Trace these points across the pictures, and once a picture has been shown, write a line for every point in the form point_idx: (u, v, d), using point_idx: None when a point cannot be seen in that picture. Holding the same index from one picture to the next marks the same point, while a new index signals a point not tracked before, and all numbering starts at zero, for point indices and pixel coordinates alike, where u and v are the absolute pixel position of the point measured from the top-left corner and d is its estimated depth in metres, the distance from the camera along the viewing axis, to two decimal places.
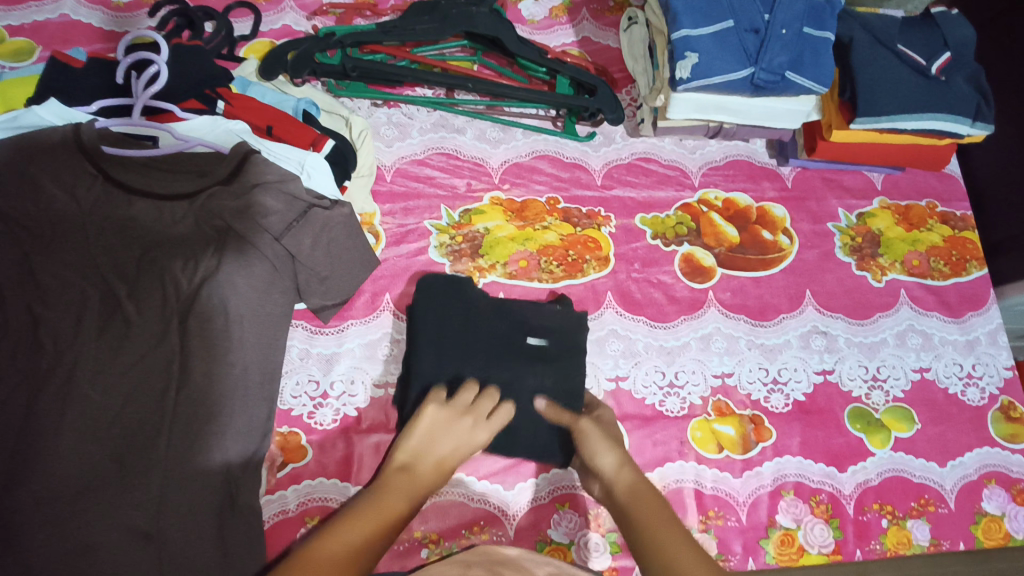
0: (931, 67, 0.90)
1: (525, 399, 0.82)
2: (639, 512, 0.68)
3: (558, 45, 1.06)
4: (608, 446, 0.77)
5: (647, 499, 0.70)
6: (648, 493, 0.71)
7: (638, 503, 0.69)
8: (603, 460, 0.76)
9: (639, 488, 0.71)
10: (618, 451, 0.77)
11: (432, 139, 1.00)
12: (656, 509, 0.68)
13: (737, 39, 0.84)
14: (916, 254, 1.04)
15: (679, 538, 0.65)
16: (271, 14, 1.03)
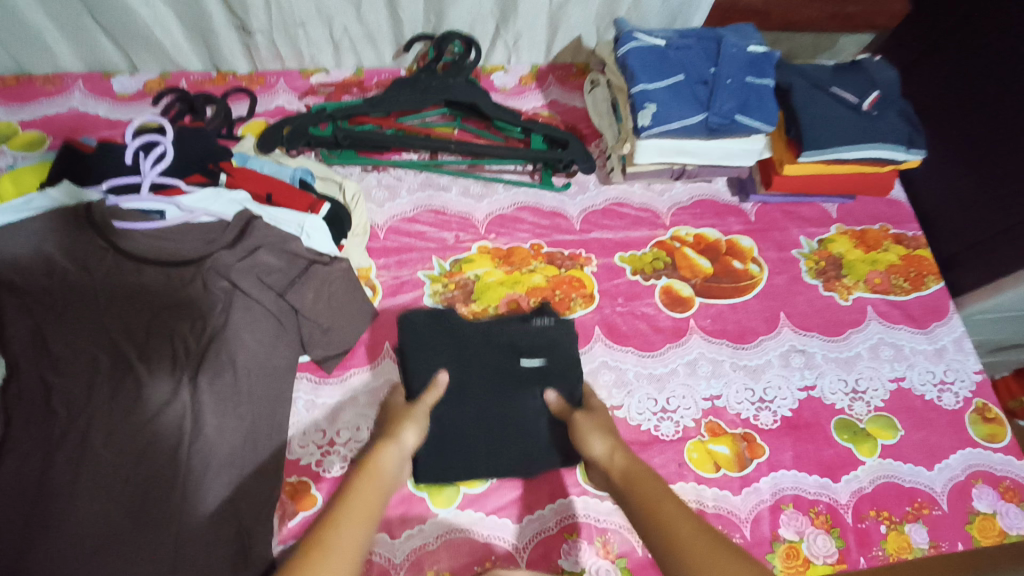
0: (863, 103, 1.01)
1: (528, 400, 0.87)
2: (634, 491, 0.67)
3: (530, 108, 1.17)
4: (599, 434, 0.78)
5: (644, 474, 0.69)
6: (643, 472, 0.70)
7: (633, 488, 0.68)
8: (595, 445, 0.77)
9: (633, 467, 0.71)
10: (610, 438, 0.77)
11: (420, 197, 1.07)
12: (650, 483, 0.67)
13: (689, 90, 0.94)
14: (876, 272, 1.12)
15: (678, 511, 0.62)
16: (265, 97, 1.11)
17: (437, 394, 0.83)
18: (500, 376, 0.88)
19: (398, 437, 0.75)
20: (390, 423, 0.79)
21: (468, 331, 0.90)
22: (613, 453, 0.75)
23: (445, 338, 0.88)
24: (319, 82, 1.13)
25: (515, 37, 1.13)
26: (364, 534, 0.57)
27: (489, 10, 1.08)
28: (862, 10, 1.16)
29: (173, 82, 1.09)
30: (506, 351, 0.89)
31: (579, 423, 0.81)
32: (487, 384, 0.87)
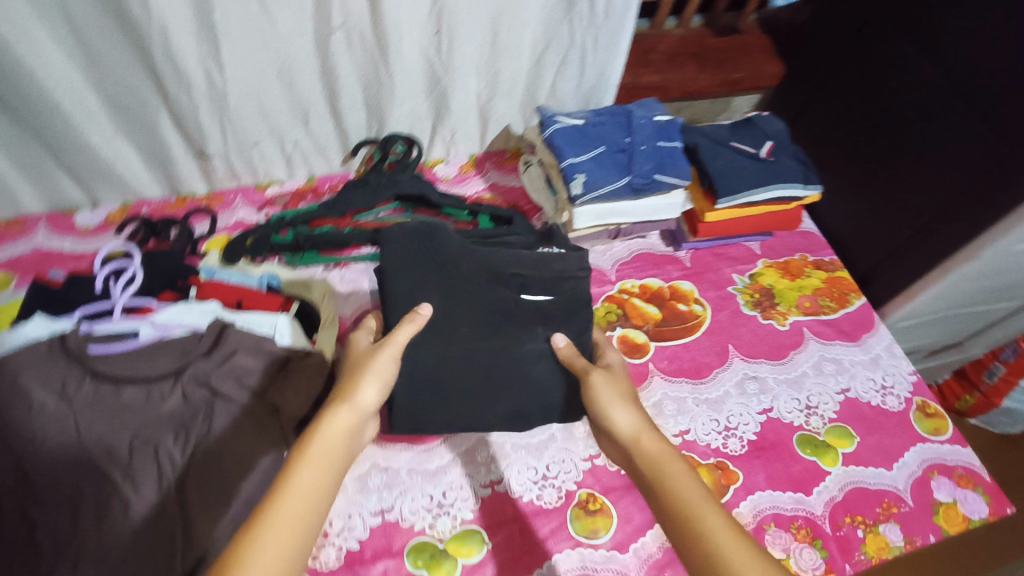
0: (760, 153, 1.16)
1: (532, 342, 0.95)
2: (668, 484, 0.71)
3: (473, 193, 1.27)
4: (627, 410, 0.81)
5: (678, 468, 0.72)
6: (674, 464, 0.73)
7: (665, 481, 0.71)
8: (619, 421, 0.80)
9: (662, 457, 0.74)
10: (639, 417, 0.80)
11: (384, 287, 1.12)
12: (685, 482, 0.70)
13: (611, 158, 1.06)
14: (805, 297, 1.24)
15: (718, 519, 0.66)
16: (225, 214, 1.17)
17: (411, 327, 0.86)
18: (501, 313, 0.94)
19: (356, 398, 0.77)
20: (357, 365, 0.83)
21: (468, 265, 0.95)
22: (638, 433, 0.78)
23: (447, 274, 0.93)
24: (274, 193, 1.21)
25: (452, 132, 1.25)
26: (309, 511, 0.65)
27: (426, 112, 1.20)
28: (745, 76, 1.35)
29: (135, 210, 1.15)
30: (510, 285, 0.96)
31: (599, 387, 0.85)
32: (491, 321, 0.94)
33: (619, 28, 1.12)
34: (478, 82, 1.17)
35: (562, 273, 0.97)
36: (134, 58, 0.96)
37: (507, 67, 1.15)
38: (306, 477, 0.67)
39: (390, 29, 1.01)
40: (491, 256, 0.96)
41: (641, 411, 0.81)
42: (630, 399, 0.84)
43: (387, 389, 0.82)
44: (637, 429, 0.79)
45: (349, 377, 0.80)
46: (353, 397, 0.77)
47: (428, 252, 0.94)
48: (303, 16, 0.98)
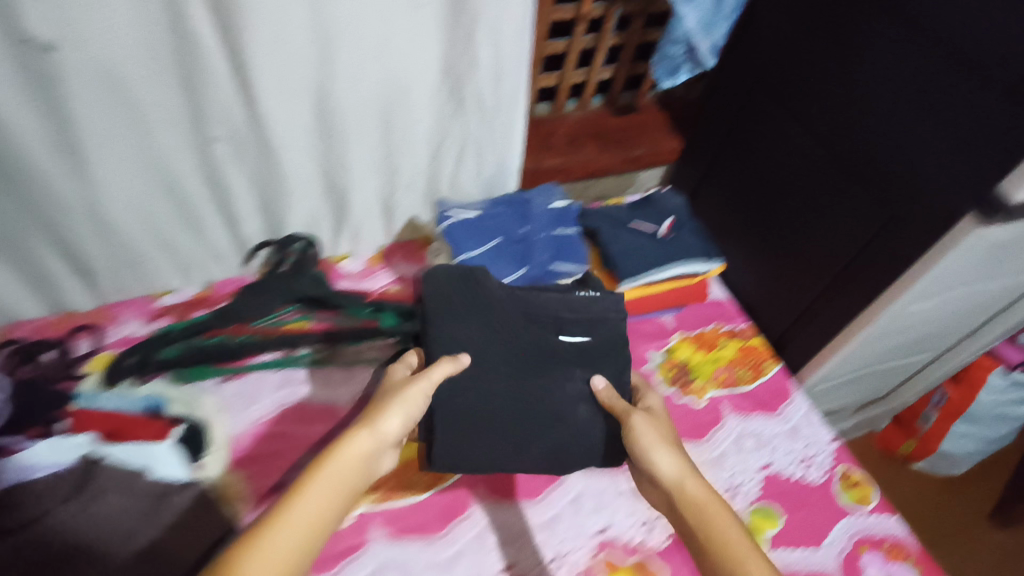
0: (659, 231, 1.17)
1: (569, 384, 0.95)
2: (715, 533, 0.70)
3: (380, 287, 1.23)
4: (671, 453, 0.81)
5: (723, 517, 0.72)
6: (721, 514, 0.72)
7: (709, 528, 0.71)
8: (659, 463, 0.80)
9: (707, 503, 0.74)
10: (683, 463, 0.80)
11: (282, 395, 1.06)
12: (733, 532, 0.70)
13: (507, 250, 1.06)
14: (721, 369, 1.22)
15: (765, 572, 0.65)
16: (111, 330, 1.10)
17: (444, 372, 0.87)
18: (538, 352, 0.97)
19: (379, 427, 0.77)
20: (387, 398, 0.82)
21: (508, 309, 0.98)
22: (681, 479, 0.78)
23: (488, 314, 0.97)
24: (168, 302, 1.15)
25: (355, 228, 1.23)
26: (317, 530, 0.63)
27: (325, 211, 1.17)
28: (645, 152, 1.39)
29: (11, 333, 1.07)
30: (547, 328, 0.99)
31: (640, 427, 0.86)
32: (532, 360, 0.96)
33: (512, 121, 1.12)
34: (376, 180, 1.15)
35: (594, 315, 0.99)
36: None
37: (404, 164, 1.14)
38: (318, 494, 0.65)
39: (272, 139, 0.99)
40: (532, 301, 1.00)
41: (683, 455, 0.82)
42: (672, 443, 0.84)
43: (408, 423, 0.81)
44: (681, 475, 0.78)
45: (371, 410, 0.80)
46: (374, 426, 0.76)
47: (472, 297, 0.98)
48: (180, 134, 0.95)
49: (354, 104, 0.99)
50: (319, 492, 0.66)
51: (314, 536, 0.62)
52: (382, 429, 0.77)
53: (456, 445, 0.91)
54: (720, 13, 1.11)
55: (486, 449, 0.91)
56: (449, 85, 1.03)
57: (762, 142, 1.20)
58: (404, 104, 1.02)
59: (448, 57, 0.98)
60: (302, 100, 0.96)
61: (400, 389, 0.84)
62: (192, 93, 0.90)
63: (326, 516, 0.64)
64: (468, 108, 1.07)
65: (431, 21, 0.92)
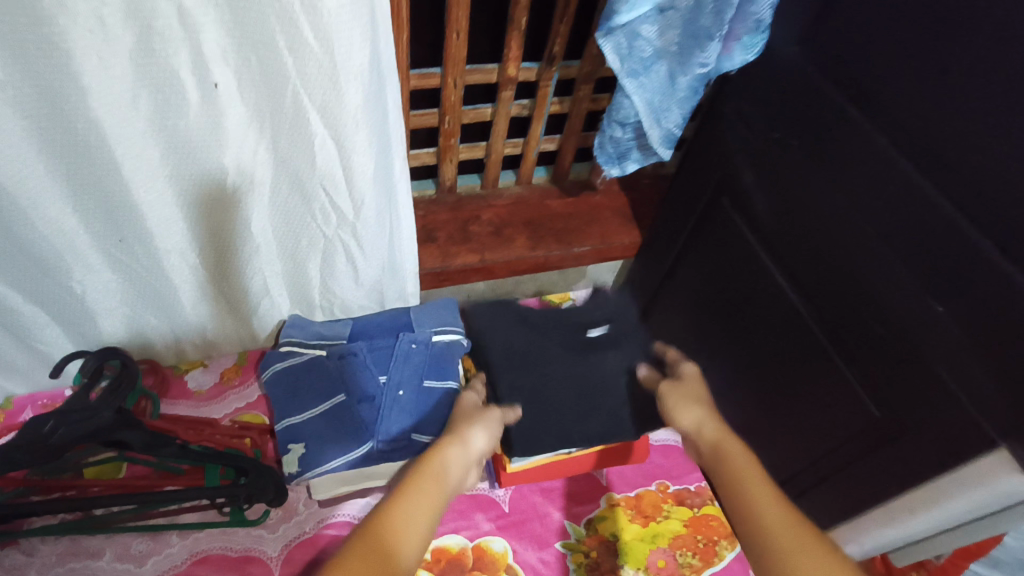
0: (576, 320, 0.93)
1: (606, 363, 0.89)
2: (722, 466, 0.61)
3: (227, 413, 0.97)
4: (692, 406, 0.72)
5: (735, 451, 0.63)
6: (731, 445, 0.64)
7: (722, 459, 0.62)
8: (681, 420, 0.71)
9: (722, 439, 0.65)
10: (701, 408, 0.72)
11: (57, 575, 0.80)
12: (741, 460, 0.61)
13: (350, 412, 0.82)
14: (659, 552, 0.92)
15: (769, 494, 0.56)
16: None
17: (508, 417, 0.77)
18: (574, 345, 0.90)
19: (466, 440, 0.67)
20: (461, 417, 0.73)
21: (537, 316, 0.92)
22: (703, 426, 0.69)
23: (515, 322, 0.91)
24: None
25: (202, 335, 0.98)
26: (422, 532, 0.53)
27: (154, 321, 0.92)
28: (592, 249, 1.09)
29: None
30: (571, 326, 0.92)
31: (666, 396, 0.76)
32: (568, 351, 0.89)
33: (389, 214, 0.88)
34: (219, 284, 0.90)
35: (613, 308, 0.96)
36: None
37: (252, 268, 0.89)
38: (424, 499, 0.56)
39: (48, 244, 0.75)
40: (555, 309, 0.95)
41: (708, 408, 0.72)
42: (703, 396, 0.75)
43: (493, 441, 0.72)
44: (700, 421, 0.69)
45: (454, 427, 0.71)
46: (463, 435, 0.68)
47: (502, 312, 0.92)
48: None
49: (155, 200, 0.75)
50: (424, 495, 0.57)
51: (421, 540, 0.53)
52: (469, 447, 0.67)
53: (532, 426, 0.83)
54: (673, 94, 0.81)
55: (553, 435, 0.84)
56: (289, 177, 0.80)
57: (733, 254, 0.91)
58: (224, 196, 0.78)
59: (279, 143, 0.75)
60: (73, 197, 0.72)
61: (471, 410, 0.75)
62: None
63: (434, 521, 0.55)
64: (322, 201, 0.84)
65: (237, 100, 0.69)
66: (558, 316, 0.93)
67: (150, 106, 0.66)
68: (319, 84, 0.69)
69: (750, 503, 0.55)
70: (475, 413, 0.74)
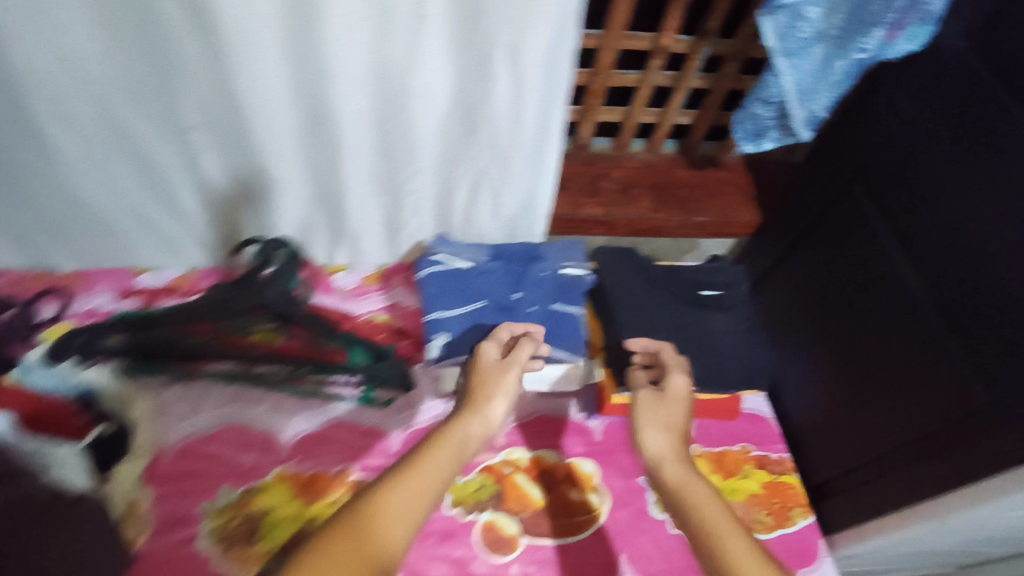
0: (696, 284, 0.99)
1: (714, 321, 0.95)
2: (691, 516, 0.63)
3: (366, 311, 1.10)
4: (661, 429, 0.72)
5: (703, 500, 0.64)
6: (699, 492, 0.65)
7: (688, 509, 0.64)
8: (647, 442, 0.71)
9: (688, 485, 0.66)
10: (670, 434, 0.71)
11: (224, 412, 0.98)
12: (709, 513, 0.63)
13: (487, 317, 0.94)
14: (735, 504, 0.99)
15: (742, 547, 0.59)
16: (85, 299, 1.05)
17: (523, 362, 0.83)
18: (686, 300, 0.97)
19: (484, 414, 0.74)
20: (480, 381, 0.78)
21: (661, 275, 1.00)
22: (667, 459, 0.69)
23: (638, 277, 0.98)
24: (145, 281, 1.08)
25: (355, 244, 1.11)
26: (413, 519, 0.61)
27: (321, 224, 1.07)
28: (711, 219, 1.15)
29: None
30: (688, 285, 0.99)
31: (640, 407, 0.75)
32: (679, 305, 0.96)
33: (538, 157, 0.98)
34: (381, 197, 1.04)
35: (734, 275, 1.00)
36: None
37: (410, 187, 1.02)
38: (416, 489, 0.63)
39: (262, 136, 0.91)
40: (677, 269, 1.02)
41: (678, 435, 0.72)
42: (677, 412, 0.75)
43: (513, 404, 0.78)
44: (667, 458, 0.69)
45: (472, 395, 0.77)
46: (485, 407, 0.75)
47: (630, 267, 1.00)
48: (154, 120, 0.88)
49: (349, 113, 0.89)
50: (416, 479, 0.63)
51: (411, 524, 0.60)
52: (482, 421, 0.73)
53: (644, 363, 0.90)
54: (824, 78, 0.88)
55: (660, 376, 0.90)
56: (461, 111, 0.92)
57: (854, 239, 0.95)
58: (405, 118, 0.91)
59: (460, 79, 0.87)
60: (290, 101, 0.87)
61: (493, 370, 0.80)
62: (174, 92, 0.84)
63: (425, 505, 0.62)
64: (483, 137, 0.95)
65: (436, 31, 0.81)
66: (677, 277, 1.00)
67: (368, 30, 0.79)
68: (509, 25, 0.80)
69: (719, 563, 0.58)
70: (495, 374, 0.79)
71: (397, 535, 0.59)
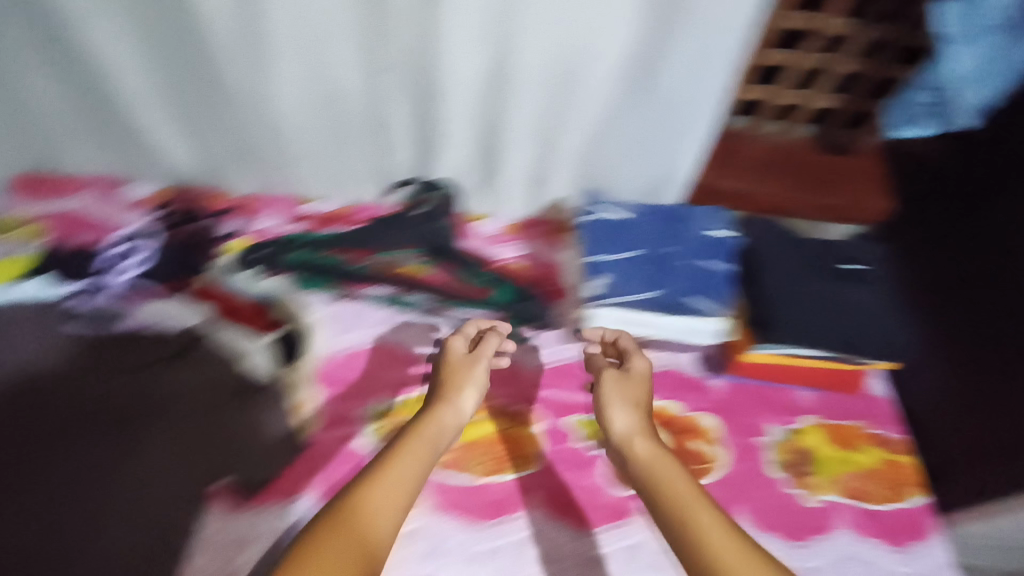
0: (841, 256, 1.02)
1: (854, 293, 0.98)
2: (658, 489, 0.71)
3: (503, 257, 1.16)
4: (624, 409, 0.82)
5: (668, 474, 0.72)
6: (667, 467, 0.73)
7: (659, 482, 0.72)
8: (615, 424, 0.81)
9: (656, 464, 0.74)
10: (634, 417, 0.81)
11: (377, 332, 1.06)
12: (676, 484, 0.71)
13: (642, 265, 1.05)
14: (852, 475, 1.03)
15: (708, 515, 0.66)
16: (259, 218, 1.16)
17: (485, 353, 0.92)
18: (827, 271, 1.01)
19: (456, 403, 0.83)
20: (444, 376, 0.87)
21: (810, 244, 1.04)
22: (633, 437, 0.79)
23: (786, 244, 1.04)
24: (310, 208, 1.18)
25: (500, 193, 1.19)
26: (397, 508, 0.69)
27: (474, 171, 1.15)
28: (844, 203, 1.16)
29: (176, 194, 1.16)
30: (833, 257, 1.02)
31: (604, 392, 0.84)
32: (822, 274, 1.00)
33: (692, 129, 1.03)
34: (534, 151, 1.10)
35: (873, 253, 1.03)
36: (184, 57, 0.97)
37: (563, 146, 1.09)
38: (395, 478, 0.71)
39: (445, 82, 0.98)
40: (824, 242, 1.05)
41: (642, 417, 0.81)
42: (638, 392, 0.85)
43: (482, 393, 0.88)
44: (634, 440, 0.78)
45: (443, 388, 0.86)
46: (456, 397, 0.84)
47: (780, 236, 1.06)
48: (355, 56, 0.96)
49: (529, 68, 0.96)
50: (394, 470, 0.72)
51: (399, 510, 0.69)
52: (456, 411, 0.83)
53: (796, 325, 0.96)
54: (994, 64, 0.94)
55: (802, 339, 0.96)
56: (632, 76, 0.97)
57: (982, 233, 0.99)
58: (579, 78, 0.97)
59: (640, 45, 0.92)
60: (479, 52, 0.94)
61: (461, 364, 0.89)
62: (382, 31, 0.92)
63: (408, 492, 0.71)
64: (646, 103, 1.01)
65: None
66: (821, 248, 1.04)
67: None
68: None
69: (687, 526, 0.66)
70: (462, 367, 0.88)
71: (381, 527, 0.67)
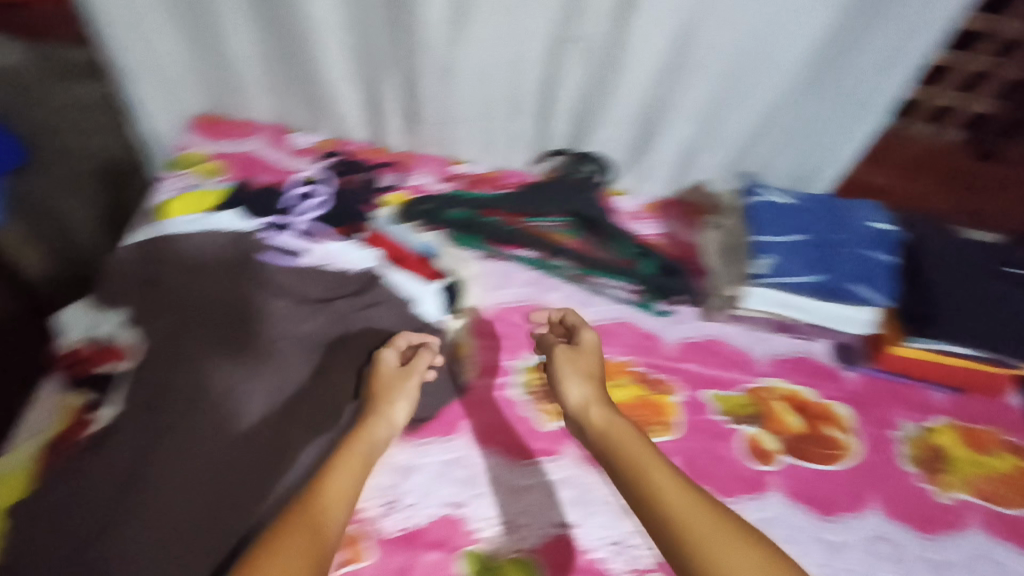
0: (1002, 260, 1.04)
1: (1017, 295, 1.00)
2: (619, 462, 0.69)
3: (644, 233, 1.20)
4: (578, 381, 0.82)
5: (632, 445, 0.71)
6: (625, 436, 0.72)
7: (612, 453, 0.70)
8: (569, 398, 0.81)
9: (611, 431, 0.73)
10: (590, 390, 0.80)
11: (524, 292, 1.11)
12: (635, 453, 0.69)
13: (805, 250, 1.06)
14: (983, 476, 1.00)
15: (670, 483, 0.64)
16: (414, 175, 1.22)
17: (423, 364, 0.90)
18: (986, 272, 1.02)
19: (388, 415, 0.83)
20: (379, 384, 0.86)
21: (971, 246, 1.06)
22: (587, 406, 0.78)
23: (948, 244, 1.07)
24: (461, 170, 1.24)
25: (647, 171, 1.23)
26: (343, 511, 0.69)
27: (629, 147, 1.19)
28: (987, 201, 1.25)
29: (339, 146, 1.24)
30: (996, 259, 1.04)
31: (558, 365, 0.85)
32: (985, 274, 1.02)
33: (859, 117, 1.06)
34: (694, 132, 1.14)
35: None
36: (381, 17, 1.03)
37: (726, 128, 1.13)
38: (337, 485, 0.71)
39: (626, 58, 1.02)
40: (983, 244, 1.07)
41: (595, 388, 0.81)
42: (590, 363, 0.85)
43: (414, 404, 0.87)
44: (596, 414, 0.77)
45: (376, 400, 0.85)
46: (388, 411, 0.83)
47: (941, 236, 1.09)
48: (543, 28, 1.01)
49: (713, 50, 1.00)
50: (331, 476, 0.72)
51: (343, 508, 0.69)
52: (388, 425, 0.82)
53: (959, 321, 0.98)
54: None
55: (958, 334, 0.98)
56: (813, 64, 1.00)
57: None
58: (761, 62, 1.01)
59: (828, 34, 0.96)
60: (669, 31, 0.98)
61: (393, 377, 0.87)
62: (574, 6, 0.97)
63: (348, 494, 0.71)
64: (819, 93, 1.05)
65: None
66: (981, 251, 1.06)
67: None
68: None
69: (660, 497, 0.63)
70: (394, 381, 0.87)
71: (332, 515, 0.68)
